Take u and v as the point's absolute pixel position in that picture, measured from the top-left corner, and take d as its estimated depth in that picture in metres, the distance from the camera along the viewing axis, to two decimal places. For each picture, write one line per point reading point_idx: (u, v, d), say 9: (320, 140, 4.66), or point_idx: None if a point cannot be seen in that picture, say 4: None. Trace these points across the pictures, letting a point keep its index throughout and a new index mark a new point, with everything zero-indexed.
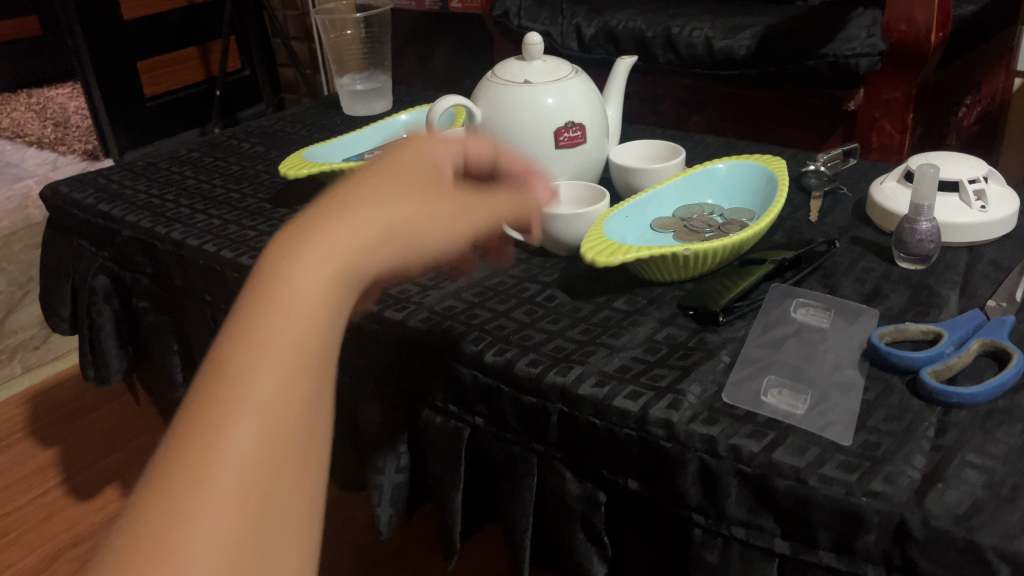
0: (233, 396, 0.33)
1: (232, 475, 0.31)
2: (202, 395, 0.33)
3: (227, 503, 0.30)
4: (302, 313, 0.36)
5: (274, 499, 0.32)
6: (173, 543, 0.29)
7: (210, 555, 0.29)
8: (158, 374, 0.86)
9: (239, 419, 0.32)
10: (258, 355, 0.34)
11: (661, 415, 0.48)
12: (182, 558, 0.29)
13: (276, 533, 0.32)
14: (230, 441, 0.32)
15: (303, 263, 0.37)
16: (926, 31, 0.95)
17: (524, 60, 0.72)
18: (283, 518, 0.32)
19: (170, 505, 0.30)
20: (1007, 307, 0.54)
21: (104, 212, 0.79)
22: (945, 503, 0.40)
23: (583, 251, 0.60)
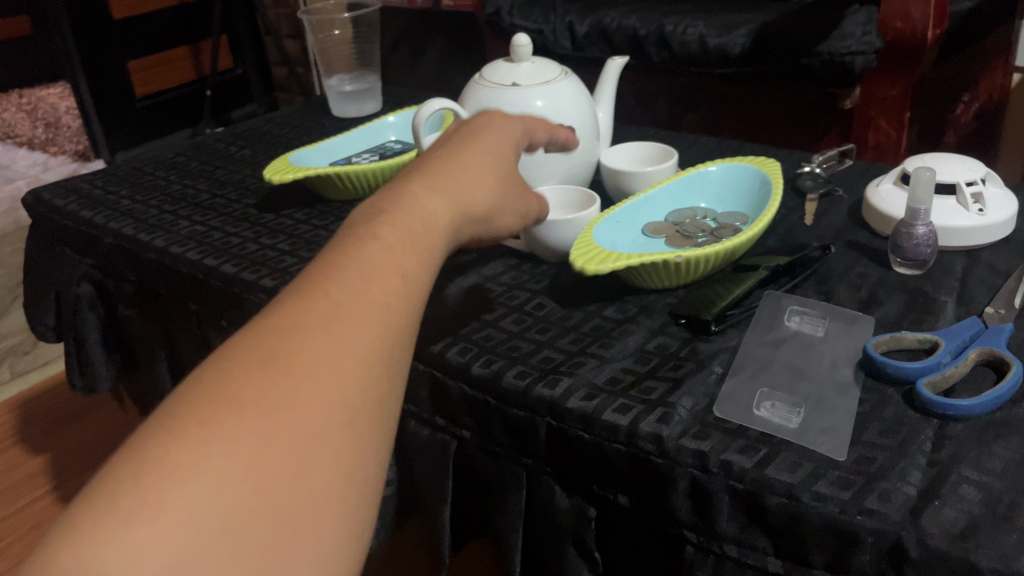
0: (339, 306, 0.32)
1: (324, 377, 0.29)
2: (309, 295, 0.32)
3: (313, 400, 0.29)
4: (411, 254, 0.36)
5: (356, 421, 0.30)
6: (249, 412, 0.27)
7: (280, 441, 0.27)
8: (144, 383, 0.85)
9: (340, 329, 0.31)
10: (367, 280, 0.33)
11: (651, 429, 0.47)
12: (253, 430, 0.27)
13: (348, 458, 0.29)
14: (329, 342, 0.30)
15: (412, 209, 0.38)
16: (923, 28, 0.94)
17: (513, 62, 0.70)
18: (358, 445, 0.30)
19: (256, 379, 0.28)
20: (1005, 314, 0.53)
21: (87, 218, 0.77)
22: (941, 522, 0.39)
23: (572, 258, 0.59)
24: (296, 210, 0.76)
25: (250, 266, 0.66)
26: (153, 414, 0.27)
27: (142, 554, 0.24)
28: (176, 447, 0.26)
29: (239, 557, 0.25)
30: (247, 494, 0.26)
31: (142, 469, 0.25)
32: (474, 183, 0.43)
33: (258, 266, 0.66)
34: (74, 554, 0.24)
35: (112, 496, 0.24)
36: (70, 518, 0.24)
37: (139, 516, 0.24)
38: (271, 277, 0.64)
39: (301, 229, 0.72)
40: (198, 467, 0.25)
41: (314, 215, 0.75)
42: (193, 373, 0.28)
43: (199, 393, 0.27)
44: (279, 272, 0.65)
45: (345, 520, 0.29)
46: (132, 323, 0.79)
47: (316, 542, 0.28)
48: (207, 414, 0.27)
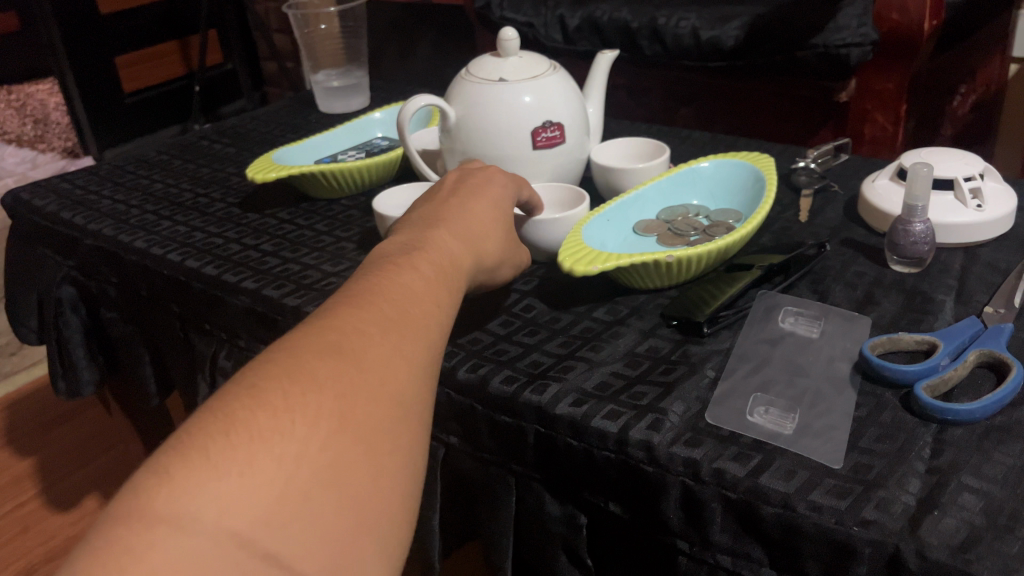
0: (390, 322, 0.38)
1: (380, 377, 0.35)
2: (364, 310, 0.38)
3: (370, 395, 0.34)
4: (439, 291, 0.43)
5: (404, 420, 0.35)
6: (323, 396, 0.33)
7: (347, 423, 0.33)
8: (129, 386, 0.83)
9: (392, 341, 0.37)
10: (408, 305, 0.40)
11: (641, 436, 0.45)
12: (325, 412, 0.32)
13: (399, 448, 0.35)
14: (384, 350, 0.36)
15: (440, 255, 0.46)
16: (920, 20, 0.92)
17: (500, 56, 0.69)
18: (404, 439, 0.35)
19: (327, 372, 0.34)
20: (1005, 313, 0.52)
21: (67, 219, 0.76)
22: (940, 533, 0.38)
23: (561, 258, 0.57)
24: (281, 209, 0.75)
25: (232, 267, 0.65)
26: (237, 392, 0.32)
27: (237, 499, 0.28)
28: (263, 419, 0.31)
29: (314, 515, 0.30)
30: (319, 463, 0.31)
31: (235, 432, 0.30)
32: (485, 241, 0.51)
33: (240, 267, 0.65)
34: (176, 493, 0.28)
35: (209, 452, 0.29)
36: (167, 467, 0.29)
37: (235, 469, 0.29)
38: (253, 279, 0.63)
39: (285, 229, 0.71)
40: (283, 437, 0.31)
41: (299, 215, 0.74)
42: (269, 364, 0.33)
43: (279, 379, 0.33)
44: (262, 274, 0.63)
45: (395, 499, 0.34)
46: (115, 325, 0.78)
47: (374, 511, 0.32)
48: (287, 394, 0.32)
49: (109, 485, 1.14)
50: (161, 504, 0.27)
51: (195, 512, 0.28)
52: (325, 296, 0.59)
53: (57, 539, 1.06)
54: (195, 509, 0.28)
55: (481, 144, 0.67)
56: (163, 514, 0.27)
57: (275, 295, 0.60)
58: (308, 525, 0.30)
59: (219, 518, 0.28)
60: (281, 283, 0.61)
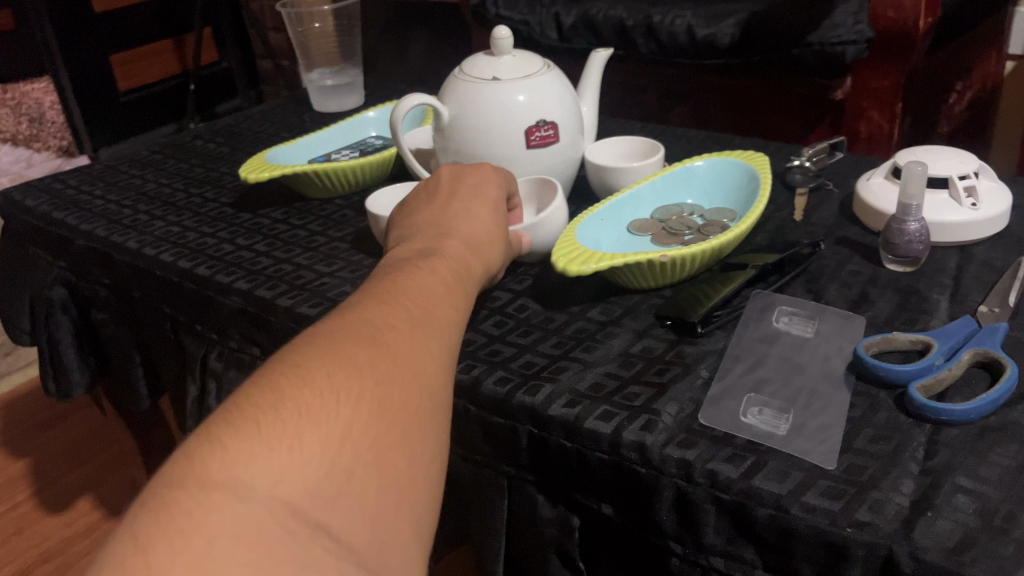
0: (417, 318, 0.39)
1: (413, 367, 0.36)
2: (394, 306, 0.39)
3: (405, 382, 0.35)
4: (456, 291, 0.44)
5: (434, 410, 0.37)
6: (365, 379, 0.34)
7: (387, 407, 0.34)
8: (122, 387, 0.83)
9: (422, 335, 0.39)
10: (433, 302, 0.41)
11: (635, 437, 0.45)
12: (367, 394, 0.33)
13: (430, 435, 0.36)
14: (414, 342, 0.38)
15: (455, 260, 0.47)
16: (915, 17, 0.92)
17: (493, 55, 0.68)
18: (434, 428, 0.36)
19: (366, 358, 0.35)
20: (1000, 313, 0.51)
21: (59, 219, 0.75)
22: (934, 535, 0.38)
23: (555, 258, 0.57)
24: (274, 209, 0.75)
25: (225, 268, 0.64)
26: (283, 372, 0.33)
27: (289, 469, 0.30)
28: (311, 396, 0.32)
29: (358, 492, 0.31)
30: (362, 443, 0.32)
31: (285, 408, 0.31)
32: (493, 246, 0.51)
33: (232, 268, 0.64)
34: (231, 462, 0.29)
35: (261, 425, 0.30)
36: (221, 438, 0.30)
37: (286, 441, 0.30)
38: (246, 279, 0.62)
39: (278, 229, 0.71)
40: (329, 415, 0.32)
41: (292, 215, 0.73)
42: (312, 347, 0.35)
43: (322, 361, 0.34)
44: (254, 274, 0.63)
45: (426, 485, 0.35)
46: (106, 326, 0.77)
47: (410, 495, 0.33)
48: (331, 375, 0.33)
49: (103, 486, 1.14)
50: (218, 471, 0.28)
51: (251, 480, 0.29)
52: (318, 297, 0.59)
53: (50, 540, 1.06)
54: (250, 478, 0.29)
55: (474, 143, 0.66)
56: (219, 480, 0.28)
57: (268, 296, 0.59)
58: (352, 501, 0.31)
59: (273, 487, 0.29)
60: (273, 283, 0.61)
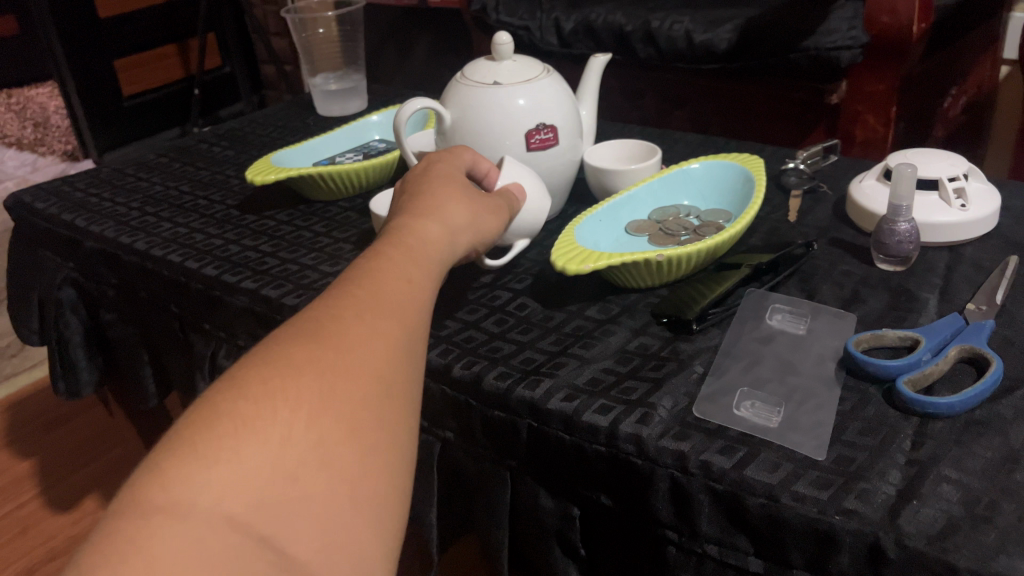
0: (370, 300, 0.39)
1: (362, 354, 0.36)
2: (347, 294, 0.39)
3: (353, 372, 0.35)
4: (419, 266, 0.43)
5: (393, 393, 0.36)
6: (305, 378, 0.33)
7: (333, 402, 0.33)
8: (130, 386, 0.84)
9: (373, 319, 0.38)
10: (389, 281, 0.40)
11: (631, 430, 0.47)
12: (308, 394, 0.33)
13: (388, 421, 0.35)
14: (368, 329, 0.37)
15: (418, 236, 0.46)
16: (909, 22, 0.93)
17: (494, 61, 0.70)
18: (394, 413, 0.36)
19: (307, 356, 0.34)
20: (986, 310, 0.53)
21: (68, 221, 0.77)
22: (918, 522, 0.39)
23: (554, 258, 0.58)
24: (279, 211, 0.76)
25: (232, 268, 0.66)
26: (221, 384, 0.33)
27: (230, 484, 0.30)
28: (247, 405, 0.32)
29: (306, 494, 0.31)
30: (307, 444, 0.32)
31: (222, 422, 0.31)
32: (466, 214, 0.51)
33: (239, 268, 0.66)
34: (168, 484, 0.29)
35: (197, 442, 0.30)
36: (158, 462, 0.30)
37: (224, 456, 0.30)
38: (252, 279, 0.64)
39: (284, 230, 0.72)
40: (269, 422, 0.31)
41: (297, 217, 0.75)
42: (251, 354, 0.34)
43: (260, 367, 0.33)
44: (261, 274, 0.65)
45: (388, 473, 0.34)
46: (114, 326, 0.79)
47: (368, 486, 0.33)
48: (269, 380, 0.33)
49: (109, 485, 1.15)
50: (156, 495, 0.29)
51: (189, 500, 0.29)
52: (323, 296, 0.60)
53: (56, 539, 1.07)
54: (189, 497, 0.29)
55: (476, 147, 0.68)
56: (159, 504, 0.28)
57: (274, 295, 0.61)
58: (301, 505, 0.31)
59: (214, 504, 0.29)
60: (280, 283, 0.63)
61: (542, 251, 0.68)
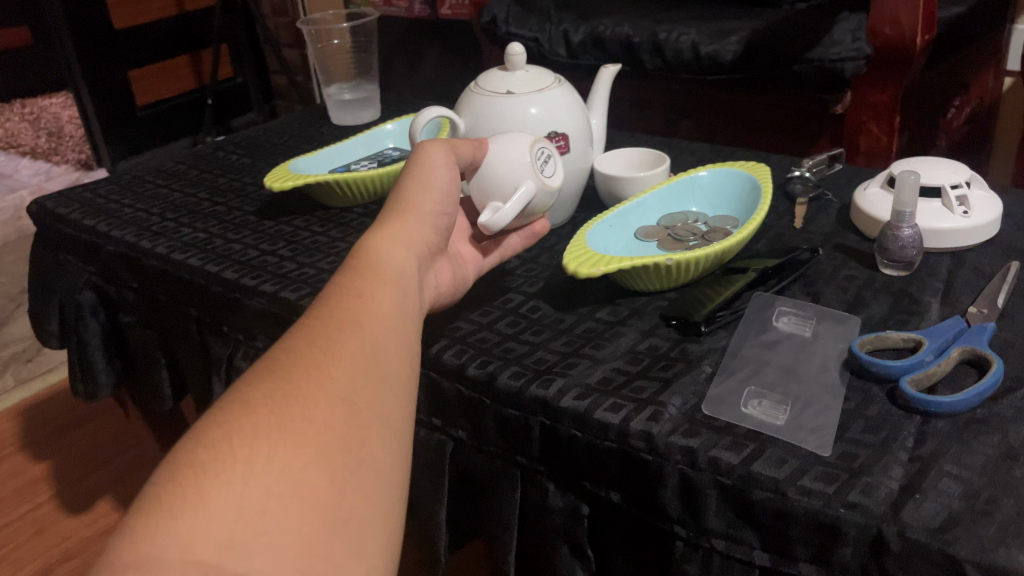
0: (324, 333, 0.40)
1: (318, 386, 0.37)
2: (306, 329, 0.40)
3: (309, 404, 0.36)
4: (377, 289, 0.44)
5: (355, 416, 0.37)
6: (260, 418, 0.35)
7: (289, 433, 0.34)
8: (147, 388, 0.86)
9: (326, 351, 0.39)
10: (345, 310, 0.42)
11: (642, 427, 0.48)
12: (264, 432, 0.34)
13: (354, 444, 0.36)
14: (326, 360, 0.38)
15: (375, 256, 0.47)
16: (913, 34, 0.93)
17: (507, 71, 0.72)
18: (359, 435, 0.36)
19: (261, 396, 0.36)
20: (988, 313, 0.54)
21: (90, 226, 0.79)
22: (921, 516, 0.40)
23: (565, 262, 0.60)
24: (295, 217, 0.78)
25: (250, 271, 0.68)
26: (181, 441, 0.34)
27: (196, 530, 0.31)
28: (205, 453, 0.33)
29: (276, 525, 0.32)
30: (269, 479, 0.33)
31: (182, 474, 0.32)
32: (412, 221, 0.51)
33: (258, 271, 0.67)
34: (137, 541, 0.30)
35: (161, 498, 0.31)
36: (129, 523, 0.31)
37: (186, 506, 0.31)
38: (271, 282, 0.65)
39: (300, 236, 0.74)
40: (228, 465, 0.33)
41: (313, 222, 0.77)
42: (209, 407, 0.36)
43: (217, 416, 0.35)
44: (279, 278, 0.66)
45: (360, 494, 0.35)
46: (133, 329, 0.81)
47: (340, 509, 0.34)
48: (225, 427, 0.34)
49: (123, 488, 1.17)
50: (127, 553, 0.30)
51: (158, 552, 0.30)
52: None
53: (71, 539, 1.09)
54: (157, 549, 0.30)
55: None
56: (130, 561, 0.30)
57: (293, 297, 0.63)
58: (272, 536, 0.31)
59: (182, 550, 0.30)
60: (297, 286, 0.64)
61: (553, 257, 0.70)
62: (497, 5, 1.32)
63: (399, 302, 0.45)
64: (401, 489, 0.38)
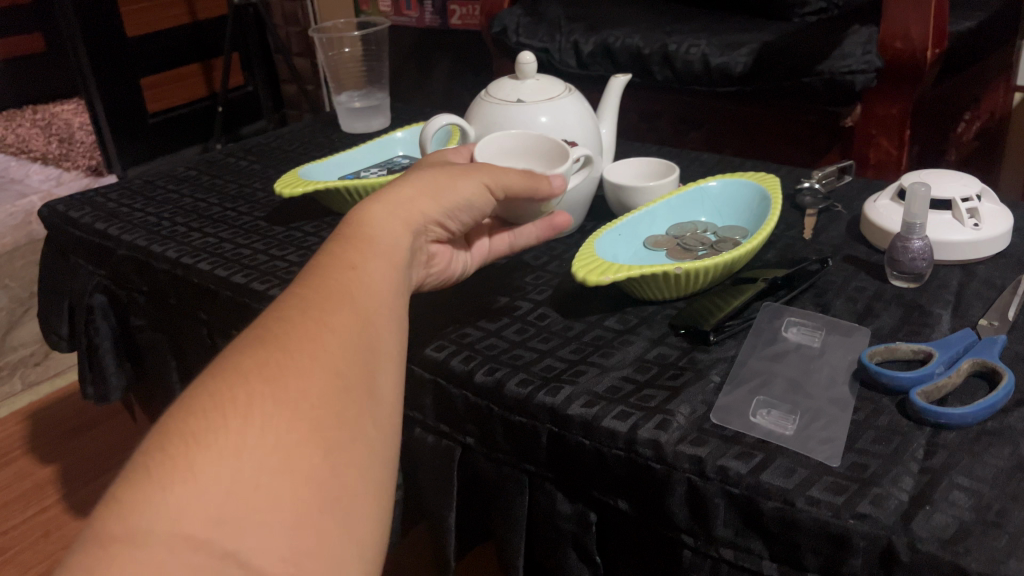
0: (317, 303, 0.38)
1: (313, 356, 0.35)
2: (299, 300, 0.39)
3: (304, 375, 0.34)
4: (372, 261, 0.43)
5: (350, 389, 0.36)
6: (253, 387, 0.33)
7: (283, 405, 0.33)
8: (154, 391, 0.86)
9: (320, 321, 0.37)
10: (338, 281, 0.40)
11: (649, 435, 0.48)
12: (258, 401, 0.33)
13: (348, 418, 0.35)
14: (319, 331, 0.37)
15: (373, 227, 0.46)
16: (921, 48, 0.95)
17: (518, 80, 0.73)
18: (354, 409, 0.35)
19: (254, 366, 0.34)
20: (999, 326, 0.54)
21: (102, 230, 0.80)
22: (931, 527, 0.40)
23: (574, 269, 0.60)
24: (306, 222, 0.78)
25: (260, 276, 0.68)
26: (172, 409, 0.33)
27: (186, 503, 0.29)
28: (195, 424, 0.31)
29: (267, 499, 0.31)
30: (262, 451, 0.31)
31: (171, 444, 0.31)
32: (425, 199, 0.50)
33: (267, 276, 0.67)
34: (126, 515, 0.29)
35: (150, 469, 0.30)
36: (116, 495, 0.30)
37: (176, 479, 0.30)
38: (280, 286, 0.65)
39: (309, 241, 0.74)
40: (219, 436, 0.31)
41: (323, 228, 0.77)
42: (200, 374, 0.34)
43: (208, 385, 0.33)
44: (287, 282, 0.66)
45: (355, 472, 0.34)
46: (143, 333, 0.81)
47: (335, 485, 0.33)
48: (216, 396, 0.33)
49: None
50: (114, 525, 0.29)
51: (146, 526, 0.29)
52: None
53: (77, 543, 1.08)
54: (145, 522, 0.29)
55: None
56: (118, 534, 0.29)
57: None
58: (265, 512, 0.30)
59: (171, 525, 0.29)
60: None
61: (562, 265, 0.70)
62: (507, 15, 1.33)
63: (393, 275, 0.43)
64: (392, 465, 0.37)
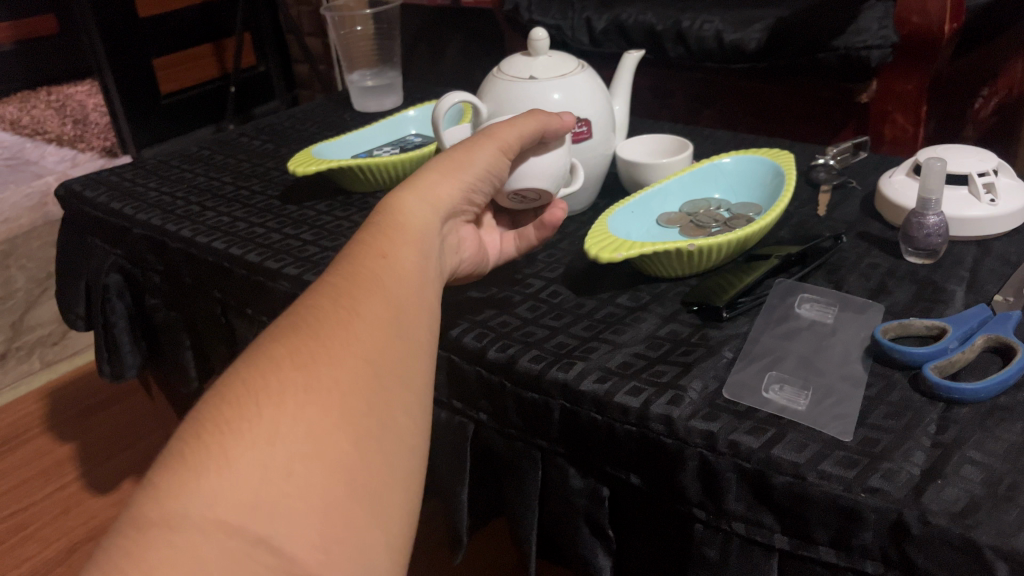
0: (348, 292, 0.39)
1: (344, 345, 0.36)
2: (330, 288, 0.39)
3: (335, 364, 0.35)
4: (401, 249, 0.43)
5: (379, 379, 0.36)
6: (286, 375, 0.33)
7: (316, 392, 0.33)
8: (170, 369, 0.88)
9: (351, 310, 0.38)
10: (367, 270, 0.40)
11: (661, 411, 0.48)
12: (290, 389, 0.33)
13: (378, 407, 0.35)
14: (352, 321, 0.37)
15: (400, 216, 0.46)
16: (939, 22, 0.94)
17: (530, 56, 0.72)
18: (383, 399, 0.35)
19: (288, 353, 0.34)
20: (1014, 301, 0.54)
21: (117, 209, 0.80)
22: (942, 501, 0.40)
23: (588, 247, 0.60)
24: (319, 201, 0.79)
25: (274, 255, 0.68)
26: (207, 396, 0.33)
27: (220, 489, 0.30)
28: (230, 412, 0.32)
29: (300, 485, 0.31)
30: (296, 439, 0.32)
31: (208, 432, 0.31)
32: (447, 183, 0.50)
33: (281, 254, 0.68)
34: (163, 499, 0.30)
35: (185, 456, 0.31)
36: (154, 481, 0.30)
37: (211, 465, 0.30)
38: (294, 265, 0.66)
39: (322, 219, 0.75)
40: (252, 423, 0.31)
41: (336, 206, 0.77)
42: (235, 362, 0.35)
43: (242, 372, 0.34)
44: (301, 260, 0.67)
45: (383, 460, 0.34)
46: (158, 312, 0.82)
47: (364, 472, 0.33)
48: (251, 384, 0.33)
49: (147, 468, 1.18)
50: (152, 510, 0.29)
51: (183, 510, 0.29)
52: None
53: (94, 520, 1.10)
54: (181, 507, 0.29)
55: None
56: (154, 518, 0.29)
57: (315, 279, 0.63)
58: (295, 499, 0.31)
59: (206, 510, 0.29)
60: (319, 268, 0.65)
61: (574, 243, 0.70)
62: None
63: (420, 262, 0.43)
64: (423, 454, 0.37)
